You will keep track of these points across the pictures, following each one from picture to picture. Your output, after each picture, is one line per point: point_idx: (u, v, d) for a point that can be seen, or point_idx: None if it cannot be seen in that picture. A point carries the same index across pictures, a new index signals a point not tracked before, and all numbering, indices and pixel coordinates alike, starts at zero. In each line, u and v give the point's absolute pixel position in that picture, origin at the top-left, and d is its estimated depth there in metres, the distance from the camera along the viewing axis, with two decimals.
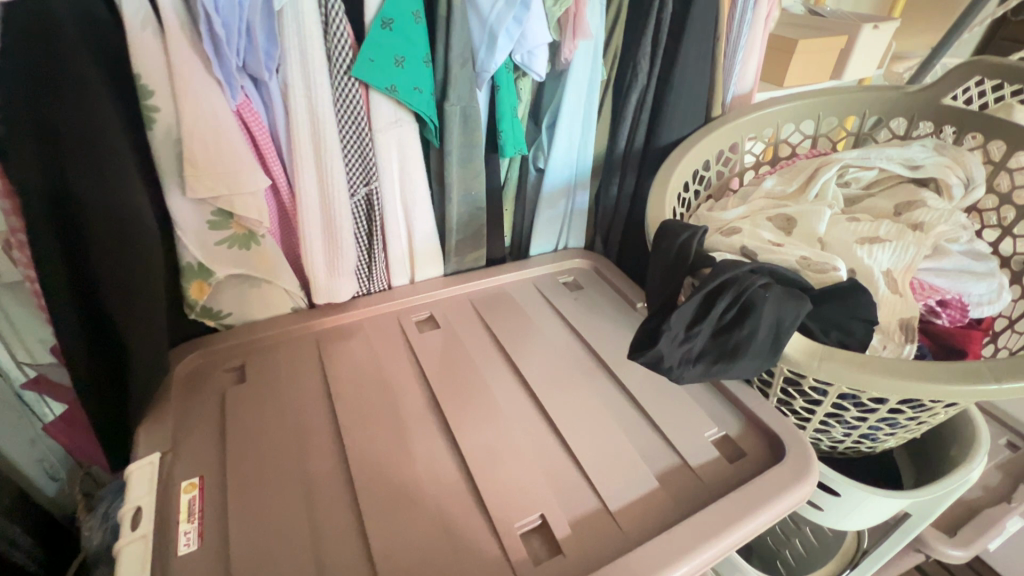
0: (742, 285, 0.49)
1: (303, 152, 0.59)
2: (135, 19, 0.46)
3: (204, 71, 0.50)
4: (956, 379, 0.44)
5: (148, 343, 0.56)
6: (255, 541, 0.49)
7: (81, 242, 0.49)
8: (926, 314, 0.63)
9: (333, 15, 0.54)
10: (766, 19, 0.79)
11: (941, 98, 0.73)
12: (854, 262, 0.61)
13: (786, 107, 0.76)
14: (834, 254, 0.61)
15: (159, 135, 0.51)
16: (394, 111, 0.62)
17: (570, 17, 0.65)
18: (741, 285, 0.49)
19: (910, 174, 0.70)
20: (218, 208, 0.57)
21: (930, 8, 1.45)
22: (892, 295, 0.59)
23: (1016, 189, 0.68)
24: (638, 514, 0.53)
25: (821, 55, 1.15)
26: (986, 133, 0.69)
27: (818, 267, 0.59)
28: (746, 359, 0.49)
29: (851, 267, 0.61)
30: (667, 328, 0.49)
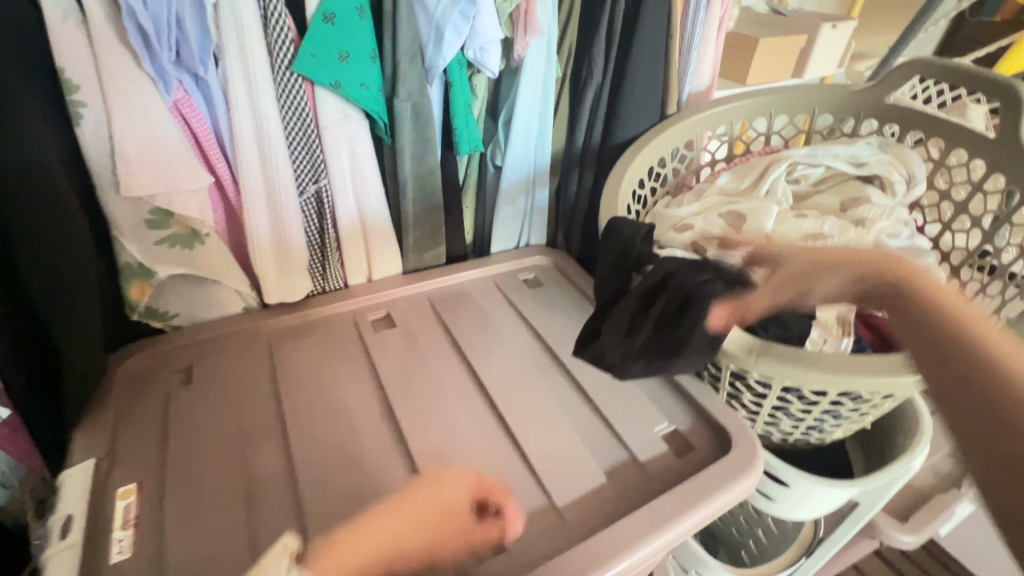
0: (683, 284, 0.50)
1: (247, 148, 0.58)
2: (57, 11, 0.44)
3: (134, 65, 0.48)
4: (883, 372, 0.46)
5: (83, 346, 0.54)
6: (193, 547, 0.48)
7: (4, 242, 0.47)
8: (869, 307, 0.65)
9: (273, 9, 0.53)
10: (720, 20, 0.80)
11: (885, 97, 0.74)
12: None
13: (738, 105, 0.77)
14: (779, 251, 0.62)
15: (88, 133, 0.49)
16: (342, 108, 0.61)
17: (522, 13, 0.65)
18: (682, 283, 0.50)
19: (855, 171, 0.72)
20: (157, 207, 0.55)
21: (889, 7, 1.48)
22: None
23: (954, 186, 0.70)
24: (584, 509, 0.54)
25: (781, 53, 1.17)
26: (926, 132, 0.71)
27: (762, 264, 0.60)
28: (686, 357, 0.49)
29: None
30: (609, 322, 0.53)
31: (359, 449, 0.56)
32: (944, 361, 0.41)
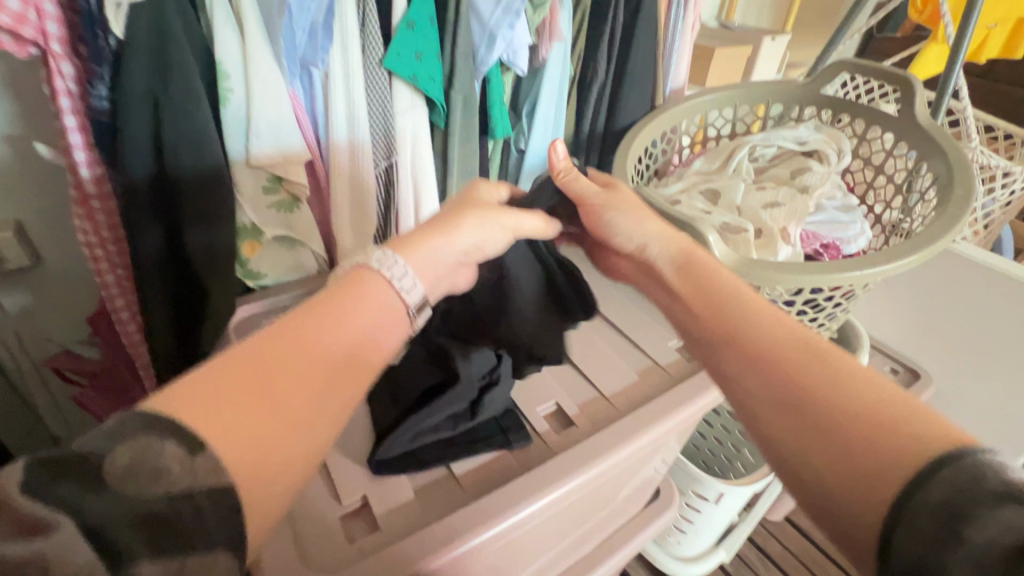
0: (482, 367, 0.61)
1: (339, 130, 0.70)
2: (222, 17, 0.58)
3: (274, 60, 0.61)
4: (828, 271, 0.67)
5: (219, 283, 0.67)
6: (334, 434, 0.59)
7: (170, 193, 0.61)
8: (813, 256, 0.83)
9: (370, 18, 0.67)
10: (691, 30, 1.01)
11: (819, 89, 0.98)
12: (761, 222, 0.80)
13: (714, 97, 0.97)
14: (745, 219, 0.80)
15: (232, 111, 0.62)
16: (412, 98, 0.75)
17: (547, 24, 0.82)
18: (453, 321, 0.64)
19: (799, 148, 0.91)
20: (272, 175, 0.67)
21: (812, 23, 1.77)
22: (788, 247, 0.77)
23: (873, 154, 0.92)
24: (628, 397, 0.69)
25: (732, 61, 1.38)
26: (851, 114, 0.94)
27: (735, 231, 0.78)
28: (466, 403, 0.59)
29: (757, 226, 0.80)
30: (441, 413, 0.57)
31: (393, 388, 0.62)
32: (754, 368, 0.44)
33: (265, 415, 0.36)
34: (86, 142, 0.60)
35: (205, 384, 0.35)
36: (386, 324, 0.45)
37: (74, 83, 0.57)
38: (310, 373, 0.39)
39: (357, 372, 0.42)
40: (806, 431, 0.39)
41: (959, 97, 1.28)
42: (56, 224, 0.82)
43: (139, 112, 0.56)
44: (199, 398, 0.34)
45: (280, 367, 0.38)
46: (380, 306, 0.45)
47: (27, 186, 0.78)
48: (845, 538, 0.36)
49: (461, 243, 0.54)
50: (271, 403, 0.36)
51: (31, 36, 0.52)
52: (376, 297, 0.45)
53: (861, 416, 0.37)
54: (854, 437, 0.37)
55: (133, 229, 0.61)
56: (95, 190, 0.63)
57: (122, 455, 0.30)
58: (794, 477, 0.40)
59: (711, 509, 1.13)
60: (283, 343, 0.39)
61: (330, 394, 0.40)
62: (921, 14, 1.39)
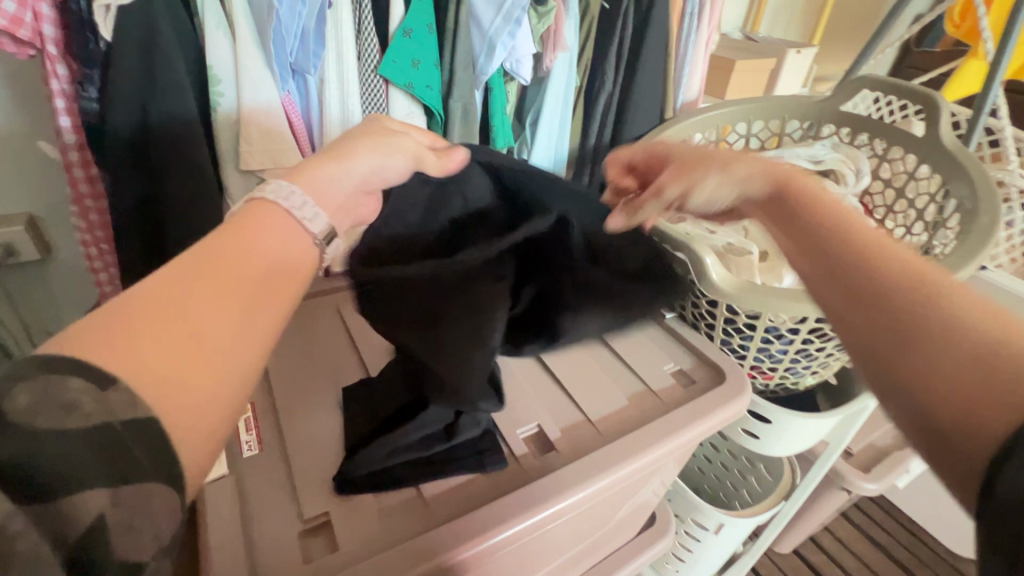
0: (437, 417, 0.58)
1: (332, 137, 0.69)
2: (212, 22, 0.58)
3: (264, 65, 0.61)
4: None
5: None
6: (305, 446, 0.58)
7: (155, 193, 0.61)
8: None
9: (365, 25, 0.67)
10: (707, 43, 0.98)
11: (839, 105, 0.94)
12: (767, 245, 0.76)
13: (729, 110, 0.93)
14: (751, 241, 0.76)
15: (222, 115, 0.62)
16: (409, 106, 0.73)
17: (551, 33, 0.79)
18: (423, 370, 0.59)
19: (814, 168, 0.86)
20: (263, 180, 0.67)
21: (843, 35, 1.70)
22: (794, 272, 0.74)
23: (894, 176, 0.88)
24: (615, 422, 0.66)
25: (754, 73, 1.34)
26: (872, 133, 0.90)
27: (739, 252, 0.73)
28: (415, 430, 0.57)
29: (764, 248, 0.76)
30: (396, 439, 0.56)
31: (368, 402, 0.61)
32: (836, 274, 0.38)
33: (171, 346, 0.29)
34: (80, 141, 0.61)
35: (126, 307, 0.30)
36: (296, 251, 0.37)
37: (68, 84, 0.57)
38: (228, 301, 0.32)
39: (271, 302, 0.35)
40: (895, 341, 0.33)
41: (998, 117, 1.21)
42: (62, 220, 0.84)
43: (126, 116, 0.56)
44: (121, 321, 0.29)
45: (180, 308, 0.31)
46: (281, 230, 0.37)
47: (38, 180, 0.79)
48: (949, 467, 0.29)
49: (358, 168, 0.47)
50: (180, 333, 0.30)
51: (27, 37, 0.53)
52: (284, 225, 0.37)
53: (958, 327, 0.31)
54: (964, 351, 0.30)
55: (120, 229, 0.62)
56: (89, 189, 0.64)
57: (25, 395, 0.26)
58: (894, 398, 0.33)
59: (710, 539, 1.08)
60: (196, 281, 0.32)
61: (241, 318, 0.32)
62: (959, 28, 1.32)
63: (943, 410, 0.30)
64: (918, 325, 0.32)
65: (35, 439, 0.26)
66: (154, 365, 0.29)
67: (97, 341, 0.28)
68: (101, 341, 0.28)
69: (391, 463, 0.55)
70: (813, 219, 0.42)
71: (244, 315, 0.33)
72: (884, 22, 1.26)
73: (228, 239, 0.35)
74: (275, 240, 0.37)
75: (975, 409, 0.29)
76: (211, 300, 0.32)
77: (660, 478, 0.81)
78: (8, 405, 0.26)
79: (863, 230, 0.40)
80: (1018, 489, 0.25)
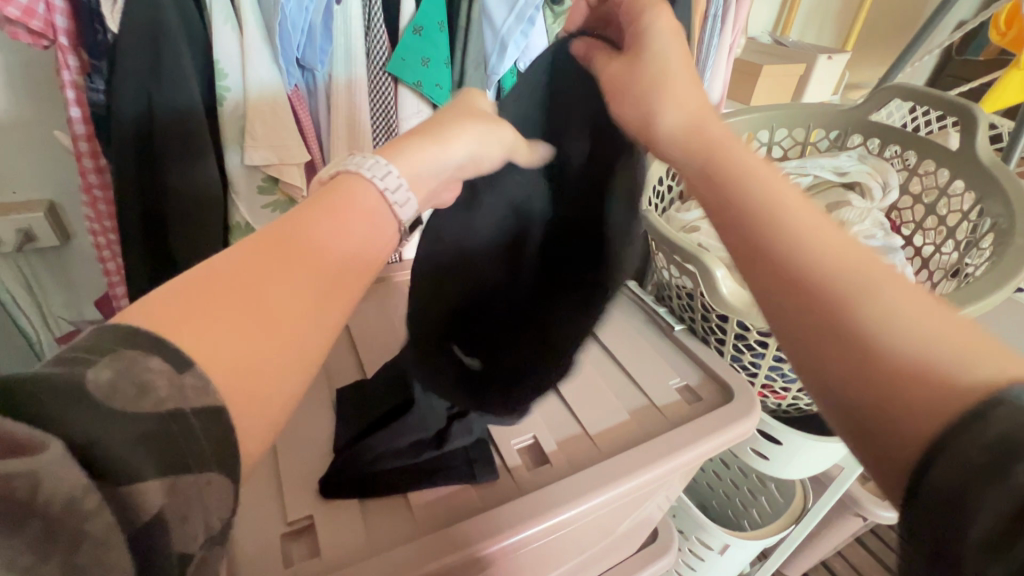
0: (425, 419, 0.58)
1: (339, 133, 0.69)
2: (220, 15, 0.58)
3: (272, 59, 0.61)
4: None
5: None
6: (295, 446, 0.58)
7: (159, 185, 0.61)
8: None
9: (375, 21, 0.66)
10: (731, 47, 0.95)
11: (866, 116, 0.89)
12: None
13: (751, 117, 0.89)
14: None
15: (229, 109, 0.62)
16: (418, 104, 0.71)
17: None
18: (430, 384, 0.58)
19: (839, 179, 0.83)
20: (268, 175, 0.67)
21: (879, 42, 1.64)
22: None
23: (925, 191, 0.83)
24: (614, 437, 0.64)
25: (782, 79, 1.29)
26: (902, 145, 0.85)
27: None
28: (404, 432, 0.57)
29: None
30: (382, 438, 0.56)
31: (362, 405, 0.60)
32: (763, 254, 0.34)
33: (248, 331, 0.28)
34: (89, 131, 0.61)
35: (211, 273, 0.29)
36: (375, 221, 0.36)
37: (79, 75, 0.58)
38: (308, 276, 0.31)
39: (345, 277, 0.33)
40: (825, 330, 0.30)
41: None
42: (78, 209, 0.85)
43: (132, 108, 0.57)
44: (208, 288, 0.28)
45: (265, 297, 0.29)
46: (366, 215, 0.36)
47: (56, 168, 0.81)
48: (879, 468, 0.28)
49: (457, 155, 0.44)
50: (266, 308, 0.29)
51: (39, 29, 0.53)
52: (369, 194, 0.36)
53: (909, 338, 0.28)
54: (896, 348, 0.28)
55: (124, 221, 0.62)
56: (97, 179, 0.64)
57: (104, 371, 0.24)
58: (825, 392, 0.30)
59: (715, 559, 1.04)
60: (280, 269, 0.31)
61: (320, 312, 0.31)
62: (1004, 37, 1.25)
63: (875, 407, 0.28)
64: (850, 314, 0.30)
65: (112, 420, 0.23)
66: (232, 334, 0.28)
67: (172, 312, 0.27)
68: (176, 317, 0.27)
69: (382, 467, 0.55)
70: (745, 207, 0.36)
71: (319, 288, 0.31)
72: (922, 29, 1.20)
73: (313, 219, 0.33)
74: (360, 227, 0.35)
75: (906, 430, 0.27)
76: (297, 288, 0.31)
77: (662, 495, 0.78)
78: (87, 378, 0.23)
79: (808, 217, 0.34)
80: (945, 482, 0.24)
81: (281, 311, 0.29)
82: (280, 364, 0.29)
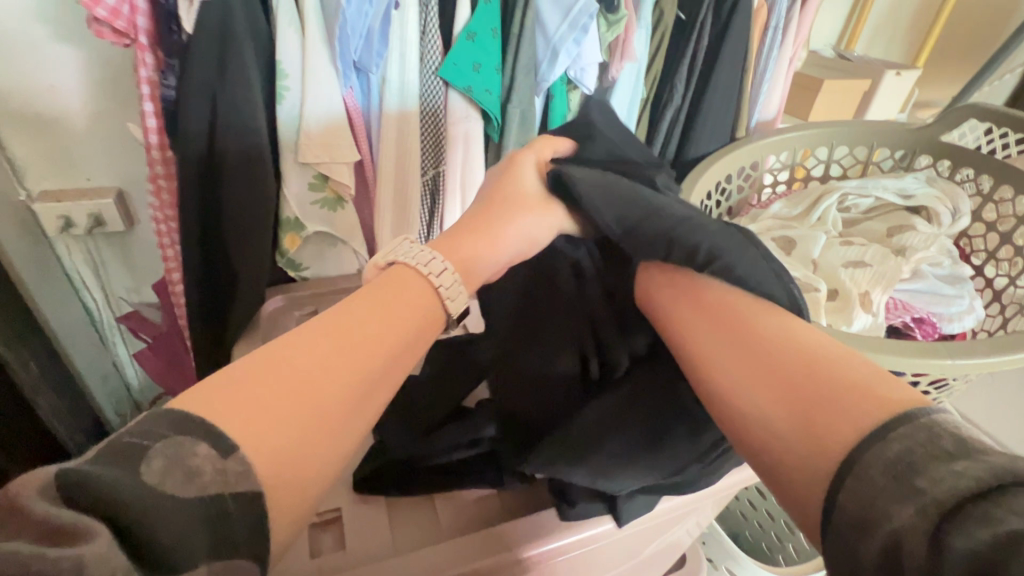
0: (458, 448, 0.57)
1: (389, 133, 0.70)
2: (285, 19, 0.61)
3: (330, 62, 0.64)
4: (914, 354, 0.57)
5: (251, 271, 0.69)
6: None
7: (217, 178, 0.64)
8: (903, 329, 0.71)
9: (430, 27, 0.67)
10: (791, 60, 0.92)
11: (937, 136, 0.85)
12: (837, 284, 0.69)
13: (807, 134, 0.86)
14: (819, 277, 0.70)
15: (286, 108, 0.65)
16: (466, 108, 0.72)
17: (620, 42, 0.75)
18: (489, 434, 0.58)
19: (903, 202, 0.79)
20: (319, 173, 0.70)
21: (952, 61, 1.54)
22: (867, 316, 0.66)
23: (1001, 219, 0.78)
24: None
25: (844, 95, 1.23)
26: (976, 169, 0.80)
27: (804, 289, 0.67)
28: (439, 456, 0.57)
29: (833, 288, 0.69)
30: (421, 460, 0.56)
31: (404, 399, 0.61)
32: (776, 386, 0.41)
33: (306, 405, 0.36)
34: (159, 125, 0.65)
35: (287, 351, 0.38)
36: (428, 318, 0.45)
37: (154, 71, 0.62)
38: (367, 359, 0.40)
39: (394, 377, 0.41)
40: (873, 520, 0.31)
41: None
42: (143, 196, 0.90)
43: (199, 107, 0.60)
44: (285, 363, 0.37)
45: (314, 390, 0.37)
46: (406, 313, 0.44)
47: (127, 158, 0.86)
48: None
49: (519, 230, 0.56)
50: (327, 388, 0.37)
51: (123, 28, 0.57)
52: (424, 290, 0.46)
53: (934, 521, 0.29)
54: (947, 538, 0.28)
55: (184, 214, 0.66)
56: (163, 169, 0.68)
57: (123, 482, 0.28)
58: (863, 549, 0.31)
59: None
60: (337, 364, 0.38)
61: (355, 412, 0.38)
62: None
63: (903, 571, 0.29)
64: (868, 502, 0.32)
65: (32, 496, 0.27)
66: (266, 421, 0.34)
67: (238, 395, 0.34)
68: (240, 400, 0.34)
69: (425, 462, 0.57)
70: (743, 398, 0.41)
71: (373, 381, 0.40)
72: (1003, 46, 1.12)
73: (369, 318, 0.42)
74: (391, 333, 0.42)
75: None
76: (339, 385, 0.38)
77: (692, 519, 0.76)
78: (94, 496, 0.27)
79: (817, 423, 0.37)
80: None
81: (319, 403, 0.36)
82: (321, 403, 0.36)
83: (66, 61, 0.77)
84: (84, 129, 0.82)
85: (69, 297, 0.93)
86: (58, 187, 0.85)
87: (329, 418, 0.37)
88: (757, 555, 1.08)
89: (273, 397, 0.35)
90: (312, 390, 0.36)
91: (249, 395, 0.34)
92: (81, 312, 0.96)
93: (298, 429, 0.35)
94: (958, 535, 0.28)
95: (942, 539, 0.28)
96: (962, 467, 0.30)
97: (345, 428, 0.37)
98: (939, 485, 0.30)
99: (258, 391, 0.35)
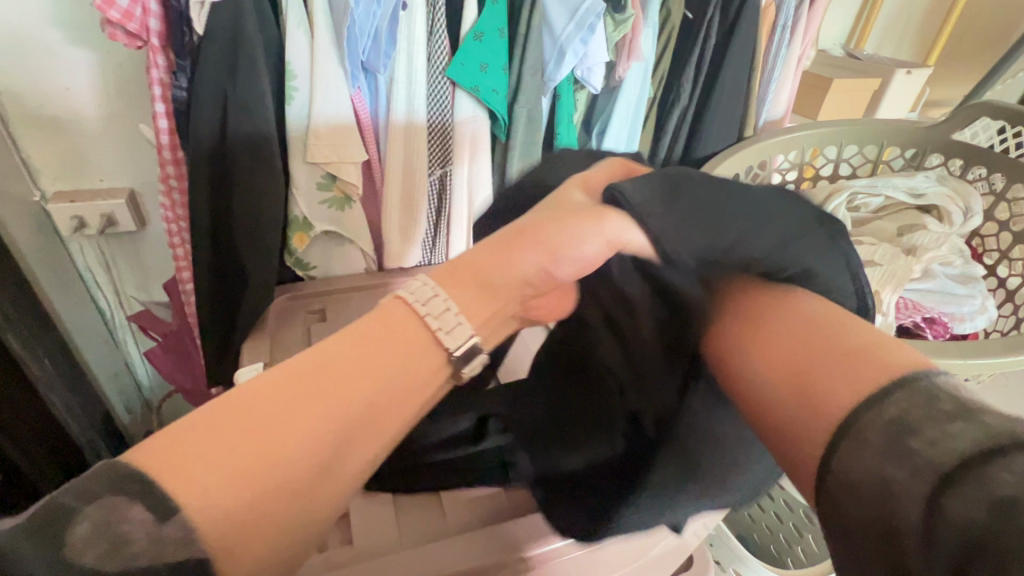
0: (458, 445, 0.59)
1: (397, 134, 0.71)
2: (294, 20, 0.62)
3: (338, 62, 0.64)
4: (925, 354, 0.56)
5: (260, 269, 0.70)
6: None
7: (226, 178, 0.65)
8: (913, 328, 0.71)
9: (437, 27, 0.68)
10: (799, 58, 0.91)
11: (949, 135, 0.84)
12: None
13: (816, 133, 0.85)
14: None
15: (295, 108, 0.66)
16: (473, 108, 0.73)
17: (627, 41, 0.76)
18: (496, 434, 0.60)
19: (913, 201, 0.78)
20: (327, 173, 0.70)
21: (964, 59, 1.52)
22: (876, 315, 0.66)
23: (1014, 218, 0.77)
24: None
25: (854, 94, 1.22)
26: (988, 167, 0.79)
27: None
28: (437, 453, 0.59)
29: None
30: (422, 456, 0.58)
31: None
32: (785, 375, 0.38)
33: (257, 468, 0.31)
34: (170, 126, 0.66)
35: (246, 398, 0.33)
36: (420, 361, 0.37)
37: (165, 73, 0.62)
38: (337, 414, 0.34)
39: (373, 433, 0.35)
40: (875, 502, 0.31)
41: None
42: (154, 197, 0.92)
43: (210, 106, 0.61)
44: (241, 412, 0.32)
45: (269, 450, 0.32)
46: (391, 357, 0.37)
47: (139, 159, 0.87)
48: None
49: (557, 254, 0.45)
50: (283, 447, 0.32)
51: (135, 30, 0.58)
52: (416, 325, 0.38)
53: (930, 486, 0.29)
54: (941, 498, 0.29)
55: (193, 214, 0.67)
56: (174, 170, 0.69)
57: (87, 521, 0.28)
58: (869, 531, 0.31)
59: None
60: (301, 419, 0.33)
61: (319, 476, 0.33)
62: None
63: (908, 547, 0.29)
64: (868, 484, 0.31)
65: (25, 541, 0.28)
66: (210, 479, 0.30)
67: (182, 449, 0.30)
68: (183, 456, 0.30)
69: (434, 458, 0.59)
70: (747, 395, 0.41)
71: (343, 438, 0.34)
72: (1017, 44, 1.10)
73: (346, 362, 0.35)
74: (370, 386, 0.35)
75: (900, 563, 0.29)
76: (298, 445, 0.32)
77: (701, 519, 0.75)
78: (69, 536, 0.28)
79: (813, 386, 0.36)
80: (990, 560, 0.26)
81: (272, 467, 0.31)
82: (281, 464, 0.31)
83: (80, 63, 0.78)
84: (97, 130, 0.83)
85: (82, 296, 0.95)
86: (71, 188, 0.86)
87: (285, 481, 0.32)
88: (766, 558, 1.07)
89: (220, 456, 0.31)
90: (269, 447, 0.32)
91: (195, 449, 0.30)
92: (93, 311, 0.98)
93: (247, 488, 0.30)
94: (954, 502, 0.28)
95: (939, 505, 0.28)
96: (957, 428, 0.30)
97: (304, 490, 0.32)
98: (936, 449, 0.30)
99: (205, 446, 0.31)
